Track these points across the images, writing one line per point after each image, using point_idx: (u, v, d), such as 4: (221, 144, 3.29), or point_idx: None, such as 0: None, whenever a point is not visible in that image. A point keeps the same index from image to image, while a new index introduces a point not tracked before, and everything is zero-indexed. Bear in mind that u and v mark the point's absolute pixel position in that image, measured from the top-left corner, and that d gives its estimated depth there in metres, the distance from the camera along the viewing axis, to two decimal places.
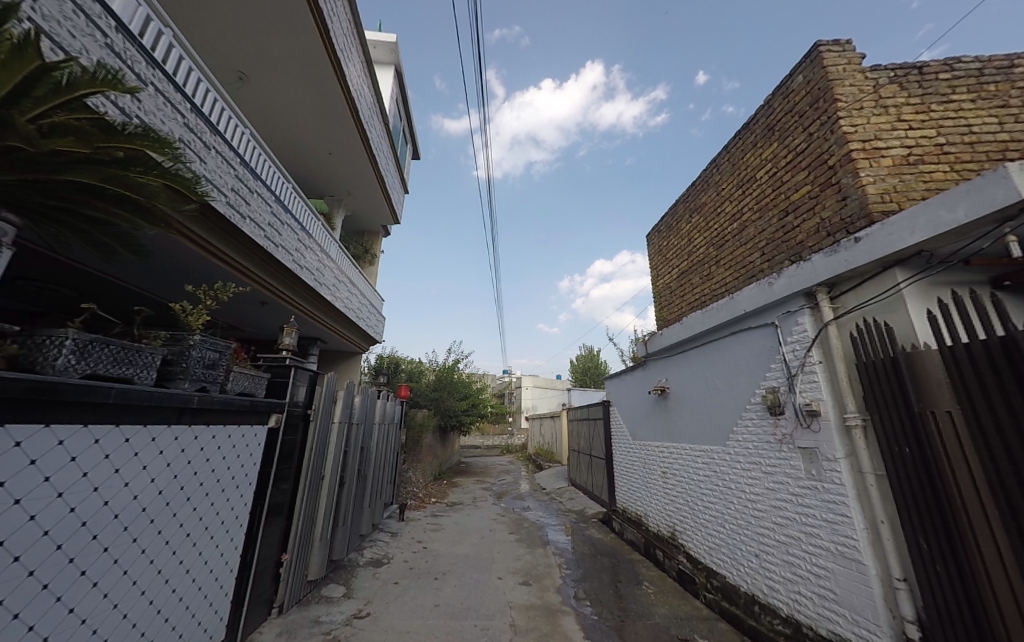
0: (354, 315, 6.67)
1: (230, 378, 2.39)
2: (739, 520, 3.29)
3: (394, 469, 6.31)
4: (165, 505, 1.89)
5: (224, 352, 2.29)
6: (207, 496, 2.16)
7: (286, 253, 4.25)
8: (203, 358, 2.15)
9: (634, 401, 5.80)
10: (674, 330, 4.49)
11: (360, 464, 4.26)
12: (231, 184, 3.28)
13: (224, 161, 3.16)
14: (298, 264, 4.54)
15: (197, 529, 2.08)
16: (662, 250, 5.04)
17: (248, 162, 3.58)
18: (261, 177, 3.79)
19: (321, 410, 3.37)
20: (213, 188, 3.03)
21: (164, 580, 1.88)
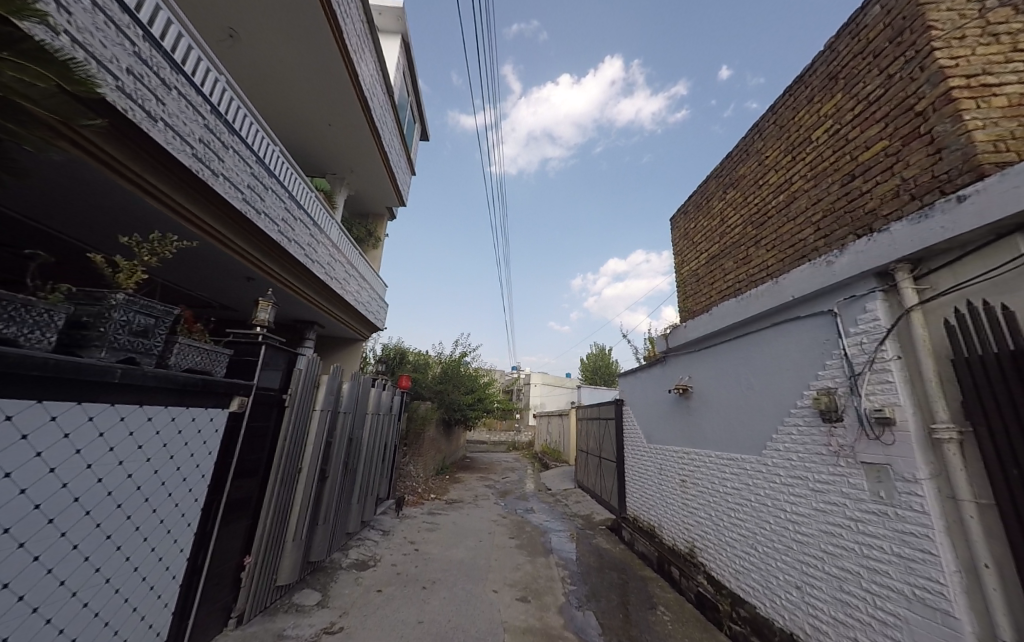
0: (354, 299, 6.34)
1: (173, 351, 1.91)
2: (778, 543, 2.79)
3: (390, 463, 5.98)
4: (76, 501, 1.42)
5: (163, 318, 1.80)
6: (141, 491, 1.69)
7: (268, 220, 3.93)
8: (130, 323, 1.65)
9: (651, 402, 5.31)
10: (701, 323, 3.98)
11: (349, 457, 3.91)
12: (198, 135, 2.94)
13: (187, 107, 2.81)
14: (284, 236, 4.23)
15: (126, 529, 1.63)
16: (690, 234, 4.52)
17: (223, 114, 3.20)
18: (239, 133, 3.40)
19: (302, 395, 3.01)
20: (170, 131, 2.68)
21: (74, 595, 1.43)
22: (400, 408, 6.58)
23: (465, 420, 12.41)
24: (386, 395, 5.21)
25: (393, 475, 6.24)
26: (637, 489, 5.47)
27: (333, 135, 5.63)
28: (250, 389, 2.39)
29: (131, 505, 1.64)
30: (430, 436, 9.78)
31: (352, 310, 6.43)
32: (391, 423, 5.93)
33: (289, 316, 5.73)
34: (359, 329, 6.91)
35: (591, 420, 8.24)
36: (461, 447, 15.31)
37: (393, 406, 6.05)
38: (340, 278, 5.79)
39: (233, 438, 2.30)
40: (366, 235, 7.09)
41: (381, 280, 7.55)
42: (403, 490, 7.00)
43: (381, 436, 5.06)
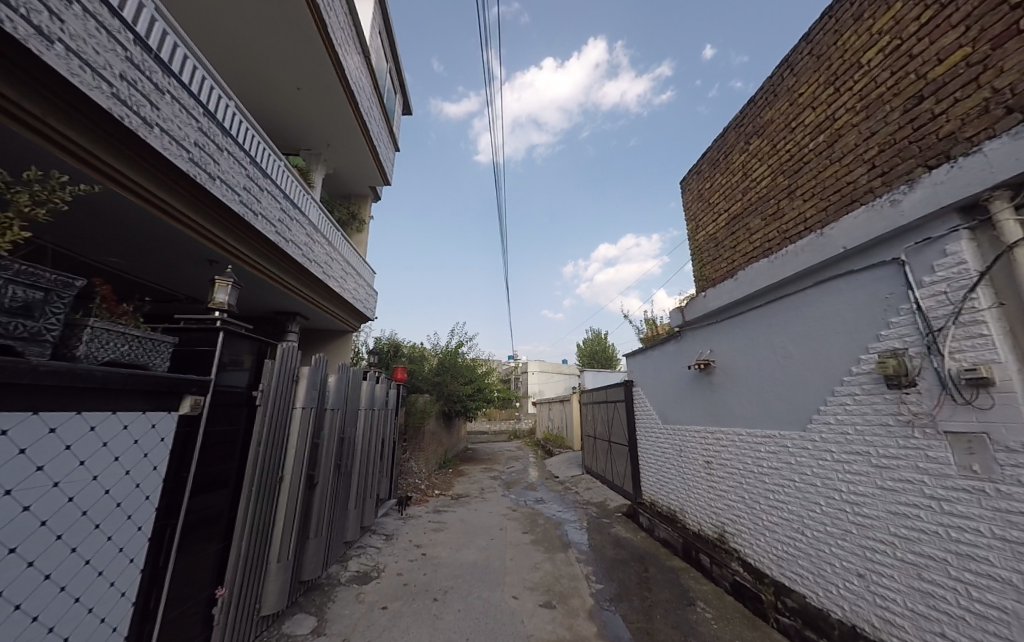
0: (341, 288, 5.85)
1: (86, 339, 1.50)
2: (833, 528, 2.48)
3: (390, 461, 5.59)
4: None
5: (58, 291, 1.39)
6: (49, 529, 1.27)
7: (231, 191, 3.40)
8: (3, 297, 1.23)
9: (665, 381, 4.99)
10: (723, 290, 3.61)
11: (341, 459, 3.51)
12: (120, 70, 2.32)
13: (100, 31, 2.19)
14: (251, 211, 3.71)
15: (29, 582, 1.22)
16: (704, 194, 4.12)
17: (154, 50, 2.59)
18: (179, 77, 2.81)
19: (277, 392, 2.57)
20: (80, 62, 2.08)
21: None
22: (397, 402, 6.17)
23: (465, 411, 12.08)
24: (381, 388, 4.80)
25: (394, 473, 5.86)
26: (655, 473, 5.18)
27: (305, 101, 5.00)
28: (205, 386, 1.97)
29: (35, 543, 1.23)
30: (430, 430, 9.42)
31: (338, 300, 5.93)
32: (388, 419, 5.53)
33: (269, 309, 5.25)
34: (347, 321, 6.43)
35: (597, 404, 7.95)
36: (462, 439, 15.03)
37: (389, 401, 5.63)
38: (323, 265, 5.29)
39: (187, 448, 1.88)
40: (349, 218, 6.55)
41: (368, 268, 7.04)
42: (406, 487, 6.65)
43: (377, 433, 4.65)
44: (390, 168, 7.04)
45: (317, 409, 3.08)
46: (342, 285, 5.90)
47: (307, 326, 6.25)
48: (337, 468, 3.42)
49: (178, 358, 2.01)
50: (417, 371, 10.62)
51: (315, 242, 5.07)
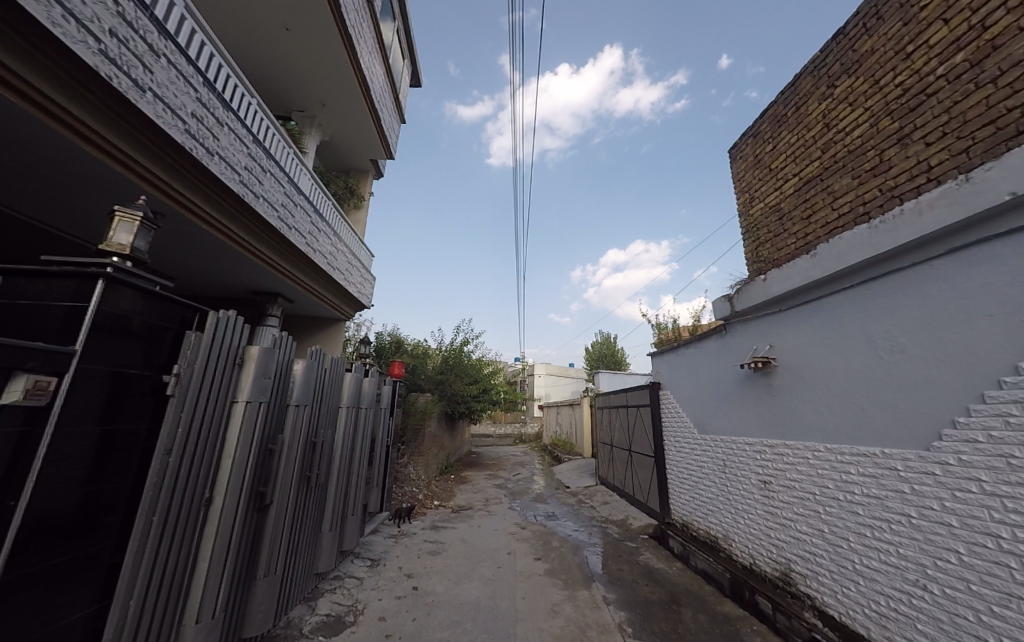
0: (333, 271, 5.22)
1: None
2: (985, 587, 1.77)
3: (382, 465, 4.95)
4: None
5: None
6: None
7: (177, 119, 2.66)
8: None
9: (703, 384, 4.27)
10: (789, 270, 2.91)
11: (309, 469, 2.90)
12: None
13: None
14: (207, 149, 2.95)
15: None
16: (763, 159, 3.42)
17: None
18: None
19: (205, 382, 1.95)
20: None
21: None
22: (393, 400, 5.53)
23: (469, 413, 11.41)
24: (372, 384, 4.18)
25: (386, 479, 5.21)
26: (689, 489, 4.44)
27: (296, 48, 4.35)
28: (61, 362, 1.29)
29: None
30: (431, 433, 8.76)
31: (329, 283, 5.31)
32: (381, 420, 4.91)
33: (246, 287, 4.64)
34: (339, 308, 5.81)
35: (613, 409, 7.25)
36: (465, 442, 14.35)
37: (382, 398, 5.01)
38: (312, 240, 4.67)
39: (25, 458, 1.21)
40: (346, 193, 5.96)
41: (367, 251, 6.42)
42: (403, 497, 5.99)
43: (365, 436, 4.02)
44: (393, 143, 6.46)
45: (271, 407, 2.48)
46: (335, 268, 5.28)
47: (293, 311, 5.65)
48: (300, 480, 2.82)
49: (40, 320, 1.38)
50: (419, 369, 9.98)
51: (300, 215, 4.40)
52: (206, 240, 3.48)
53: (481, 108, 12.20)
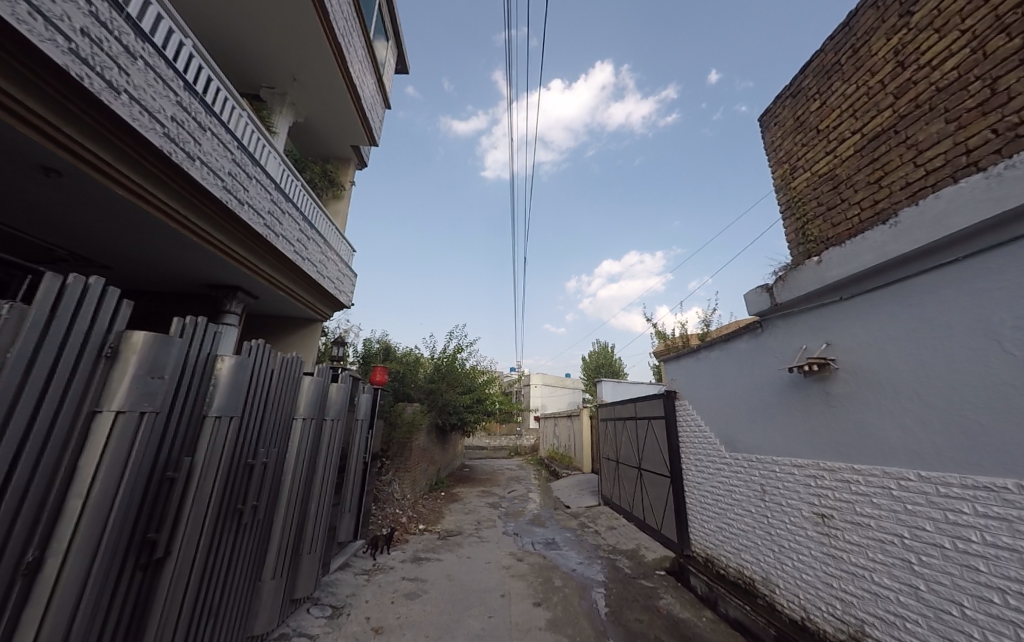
0: (306, 262, 4.62)
1: None
2: None
3: (357, 488, 4.27)
4: None
5: None
6: None
7: (56, 34, 1.89)
8: None
9: (732, 392, 3.68)
10: (852, 248, 2.36)
11: (242, 501, 2.20)
12: None
13: None
14: (113, 88, 2.20)
15: None
16: (809, 121, 2.91)
17: None
18: None
19: (28, 383, 1.22)
20: None
21: None
22: (374, 408, 4.87)
23: (462, 424, 10.69)
24: (343, 390, 3.52)
25: (365, 502, 4.52)
26: (716, 518, 3.83)
27: (264, 12, 3.73)
28: None
29: None
30: (420, 445, 8.05)
31: (301, 277, 4.70)
32: (357, 431, 4.26)
33: (200, 280, 3.98)
34: (314, 306, 5.18)
35: (619, 421, 6.61)
36: (458, 455, 13.58)
37: (360, 405, 4.35)
38: (277, 222, 4.02)
39: None
40: (322, 178, 5.36)
41: (348, 244, 5.83)
42: (384, 520, 5.26)
43: (334, 453, 3.37)
44: (378, 128, 5.91)
45: (173, 418, 1.73)
46: (306, 258, 4.60)
47: (263, 309, 4.97)
48: (223, 518, 2.06)
49: None
50: (409, 376, 9.33)
51: (260, 190, 3.72)
52: (138, 214, 2.80)
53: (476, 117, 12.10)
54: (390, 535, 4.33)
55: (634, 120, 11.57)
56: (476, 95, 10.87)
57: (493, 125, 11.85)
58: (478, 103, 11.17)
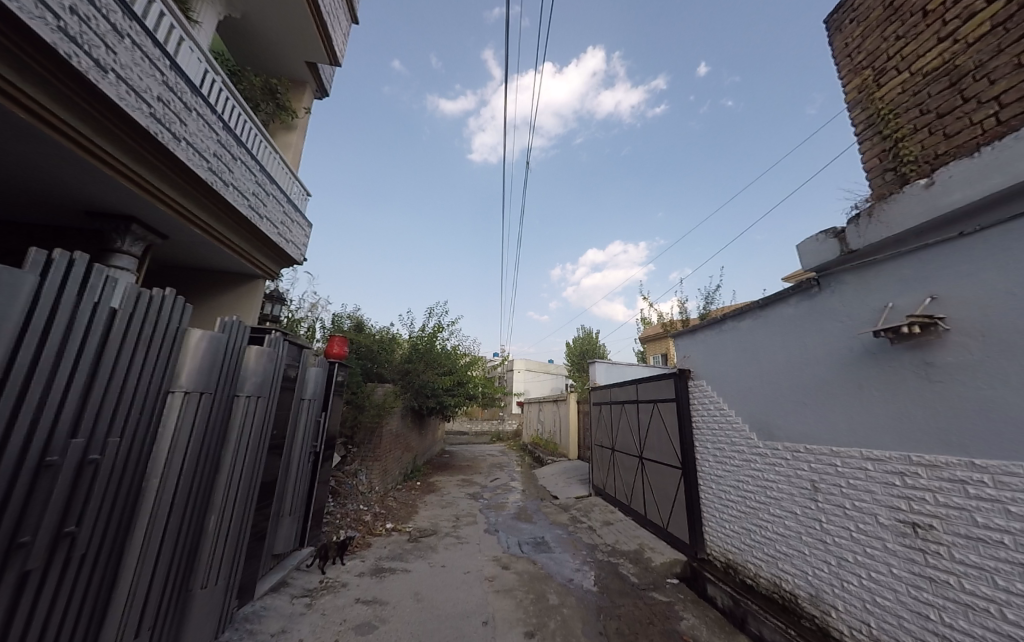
0: (239, 201, 3.50)
1: None
2: None
3: (300, 488, 3.35)
4: None
5: None
6: None
7: None
8: None
9: (774, 367, 2.98)
10: (997, 155, 1.68)
11: (21, 534, 1.18)
12: None
13: None
14: None
15: None
16: (912, 3, 2.19)
17: None
18: None
19: None
20: None
21: None
22: (327, 386, 3.96)
23: (441, 408, 9.89)
24: (274, 360, 2.52)
25: (310, 501, 3.60)
26: (744, 518, 3.18)
27: None
28: None
29: None
30: (393, 431, 7.21)
31: (235, 219, 3.61)
32: (299, 415, 3.32)
33: (72, 201, 2.79)
34: (252, 260, 4.11)
35: (616, 405, 5.96)
36: (437, 441, 12.84)
37: (306, 383, 3.42)
38: (180, 124, 2.77)
39: None
40: (265, 99, 4.20)
41: (301, 186, 4.70)
42: (344, 521, 4.42)
43: (258, 446, 2.41)
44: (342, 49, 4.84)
45: None
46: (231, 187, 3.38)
47: (180, 257, 3.88)
48: None
49: None
50: (382, 356, 8.40)
51: (143, 64, 2.44)
52: None
53: (464, 100, 11.16)
54: (347, 541, 3.50)
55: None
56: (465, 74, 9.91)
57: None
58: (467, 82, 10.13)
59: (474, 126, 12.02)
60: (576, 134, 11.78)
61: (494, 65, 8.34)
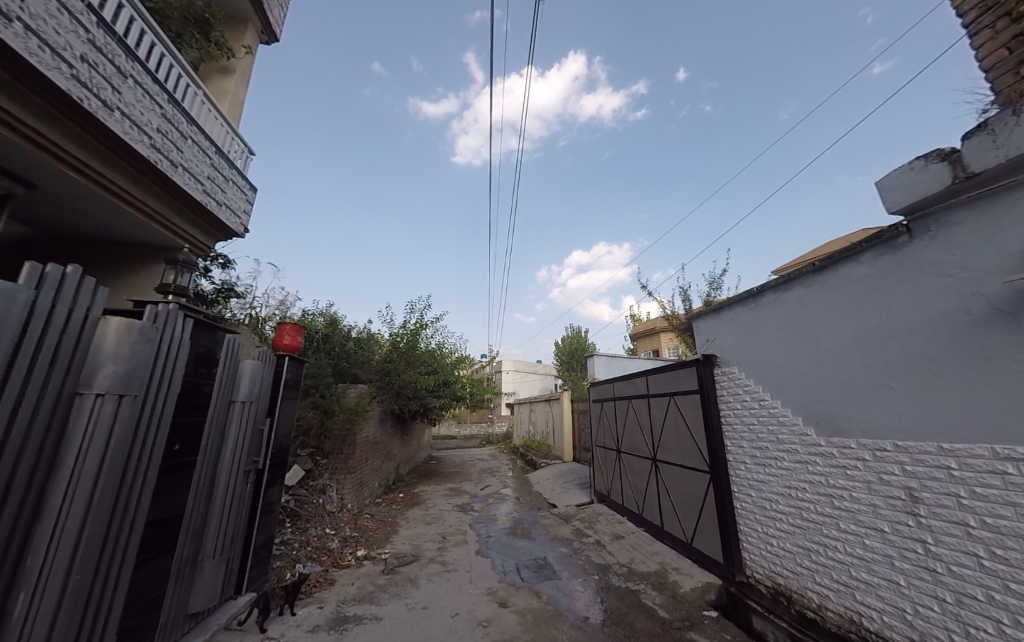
0: (135, 137, 2.55)
1: None
2: None
3: (230, 519, 2.52)
4: None
5: None
6: None
7: None
8: None
9: (838, 345, 2.36)
10: None
11: None
12: None
13: None
14: None
15: None
16: None
17: None
18: None
19: None
20: None
21: None
22: (274, 384, 3.13)
23: (425, 411, 9.11)
24: (140, 340, 1.68)
25: (246, 535, 2.77)
26: (799, 534, 2.53)
27: None
28: None
29: None
30: (370, 438, 6.41)
31: (134, 163, 2.70)
32: (226, 424, 2.52)
33: None
34: (165, 223, 3.17)
35: (621, 401, 5.34)
36: (423, 448, 12.04)
37: (234, 382, 2.60)
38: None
39: None
40: (188, 27, 3.39)
41: (242, 140, 3.81)
42: (304, 552, 3.62)
43: (113, 471, 1.59)
44: None
45: None
46: (131, 128, 2.51)
47: (73, 220, 3.02)
48: None
49: None
50: (357, 356, 7.58)
51: None
52: None
53: (447, 104, 10.32)
54: (298, 582, 2.73)
55: (606, 114, 10.43)
56: (446, 77, 9.14)
57: (465, 111, 10.07)
58: (448, 85, 9.36)
59: (458, 131, 11.07)
60: (559, 138, 11.21)
61: (475, 68, 7.83)
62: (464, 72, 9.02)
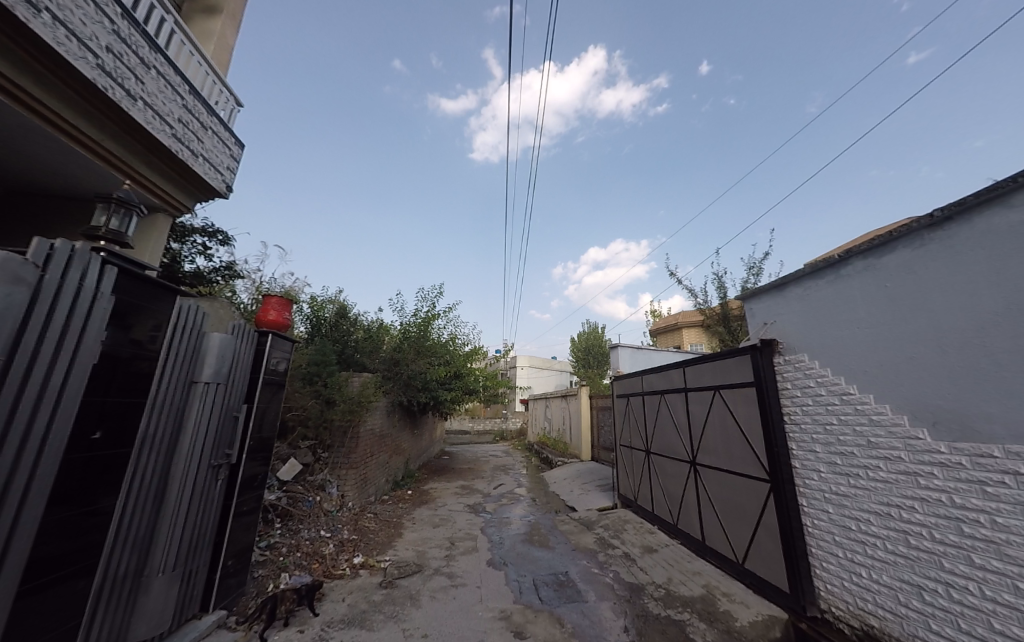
0: (74, 52, 2.01)
1: None
2: None
3: (185, 523, 2.10)
4: None
5: None
6: None
7: None
8: None
9: (971, 317, 1.83)
10: None
11: None
12: None
13: None
14: None
15: None
16: None
17: None
18: None
19: None
20: None
21: None
22: (254, 366, 2.68)
23: (437, 404, 8.71)
24: (2, 280, 1.22)
25: (216, 540, 2.36)
26: (911, 556, 2.00)
27: None
28: None
29: None
30: (377, 432, 6.00)
31: (79, 89, 2.18)
32: (185, 408, 2.12)
33: None
34: (131, 173, 2.67)
35: (653, 395, 4.71)
36: (435, 442, 11.67)
37: (198, 358, 2.19)
38: None
39: None
40: None
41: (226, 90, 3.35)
42: (294, 558, 3.20)
43: None
44: None
45: None
46: (66, 38, 1.96)
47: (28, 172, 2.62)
48: None
49: None
50: (365, 344, 7.20)
51: None
52: None
53: (465, 101, 9.70)
54: (311, 585, 2.56)
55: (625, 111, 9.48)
56: (465, 72, 8.60)
57: (485, 107, 9.56)
58: (467, 83, 8.87)
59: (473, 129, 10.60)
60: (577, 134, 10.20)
61: (495, 64, 7.38)
62: (484, 68, 8.48)
